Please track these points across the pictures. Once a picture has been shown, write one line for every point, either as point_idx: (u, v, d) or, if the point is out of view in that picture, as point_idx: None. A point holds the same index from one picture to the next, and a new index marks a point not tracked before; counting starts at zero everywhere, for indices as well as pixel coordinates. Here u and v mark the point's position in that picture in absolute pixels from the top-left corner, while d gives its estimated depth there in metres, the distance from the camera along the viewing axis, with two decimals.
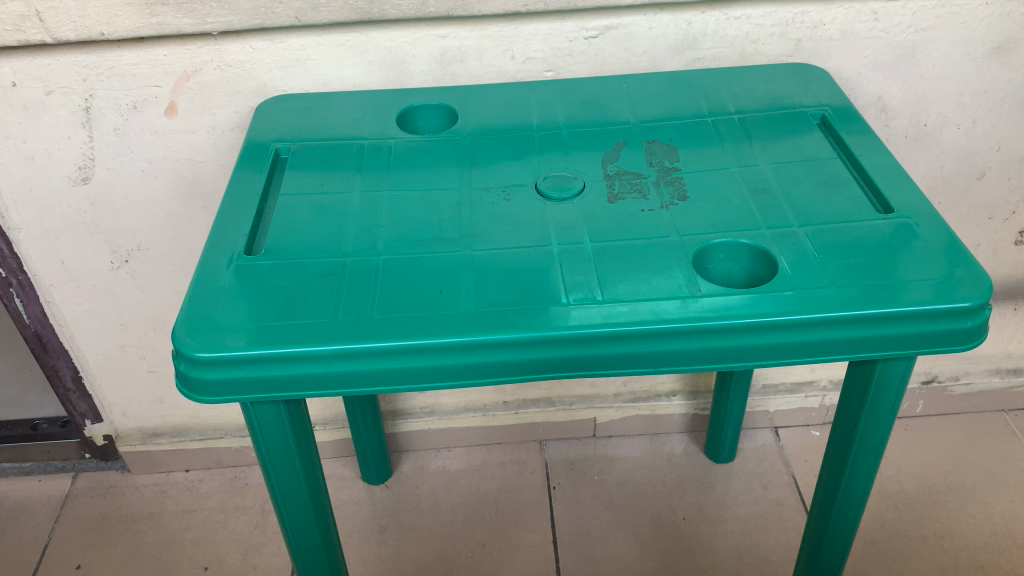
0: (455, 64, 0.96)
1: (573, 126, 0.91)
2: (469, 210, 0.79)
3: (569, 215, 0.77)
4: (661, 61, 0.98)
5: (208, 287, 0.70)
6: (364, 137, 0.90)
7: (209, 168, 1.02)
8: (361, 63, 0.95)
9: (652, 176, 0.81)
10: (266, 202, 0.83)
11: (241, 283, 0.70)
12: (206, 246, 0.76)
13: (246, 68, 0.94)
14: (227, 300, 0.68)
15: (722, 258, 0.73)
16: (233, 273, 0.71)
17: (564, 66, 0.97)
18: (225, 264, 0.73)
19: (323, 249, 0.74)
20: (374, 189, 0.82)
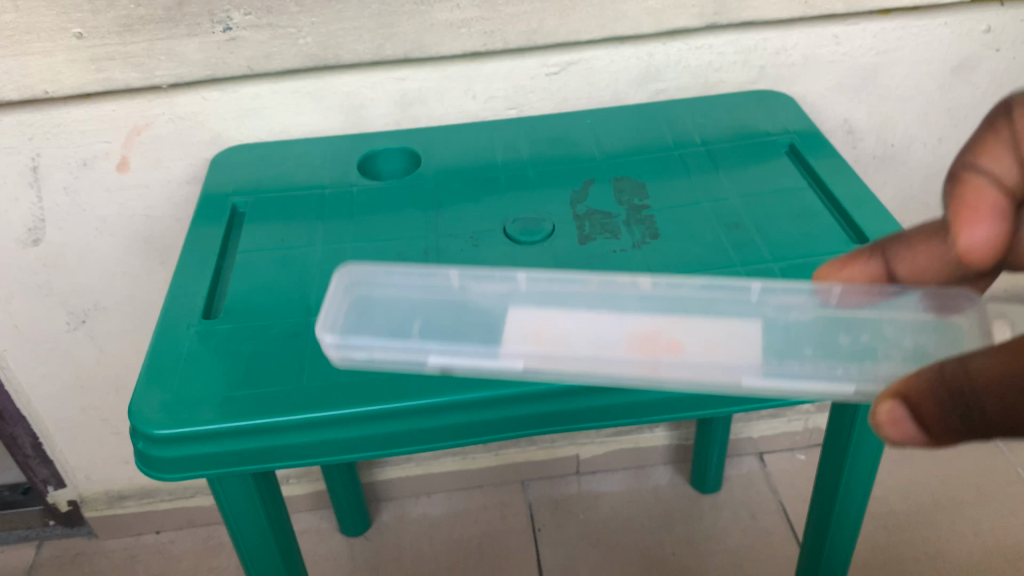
0: (416, 105, 0.93)
1: (539, 165, 0.88)
2: (437, 259, 0.76)
3: (540, 259, 0.75)
4: (625, 93, 0.96)
5: (165, 356, 0.66)
6: (327, 186, 0.87)
7: (166, 223, 0.99)
8: (318, 110, 0.92)
9: (622, 213, 0.79)
10: (224, 260, 0.79)
11: (200, 350, 0.66)
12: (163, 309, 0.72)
13: (199, 120, 0.91)
14: (187, 369, 0.65)
15: None
16: (191, 339, 0.68)
17: (527, 104, 0.95)
18: (182, 329, 0.69)
19: (286, 308, 0.70)
20: (336, 241, 0.79)
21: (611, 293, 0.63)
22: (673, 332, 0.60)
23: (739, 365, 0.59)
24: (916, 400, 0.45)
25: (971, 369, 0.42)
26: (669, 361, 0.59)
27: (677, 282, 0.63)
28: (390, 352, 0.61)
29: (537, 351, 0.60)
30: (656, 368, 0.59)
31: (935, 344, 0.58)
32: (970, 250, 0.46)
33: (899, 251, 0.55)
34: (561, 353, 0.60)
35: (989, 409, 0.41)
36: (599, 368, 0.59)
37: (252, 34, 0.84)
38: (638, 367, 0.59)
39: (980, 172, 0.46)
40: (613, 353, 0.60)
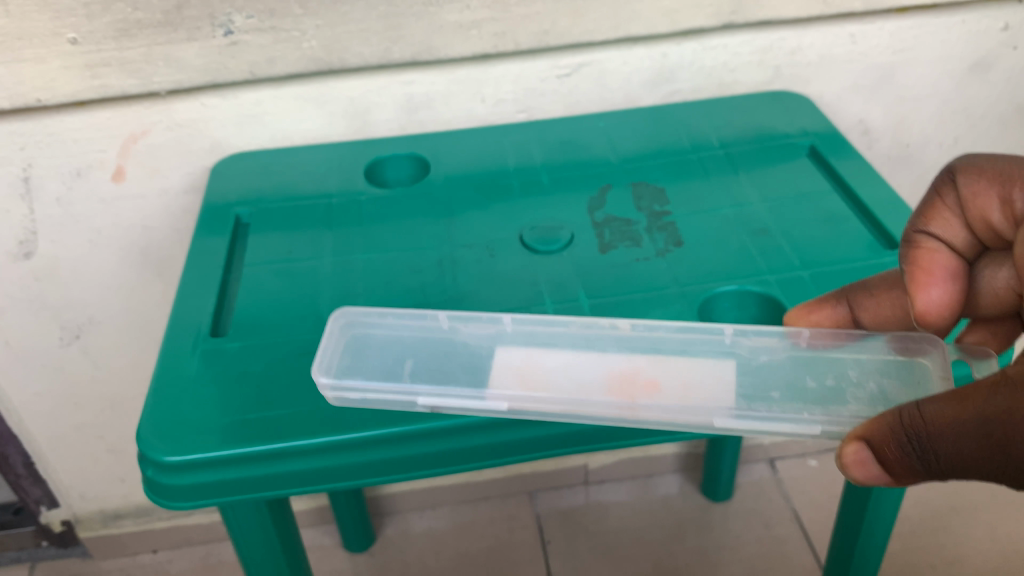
0: (423, 110, 0.90)
1: (552, 171, 0.86)
2: (452, 270, 0.73)
3: (560, 269, 0.72)
4: (638, 95, 0.93)
5: (171, 378, 0.62)
6: (334, 195, 0.84)
7: (163, 233, 0.96)
8: (322, 115, 0.89)
9: (643, 221, 0.77)
10: (229, 274, 0.76)
11: (209, 371, 0.63)
12: (168, 326, 0.69)
13: (198, 127, 0.88)
14: (195, 392, 0.61)
15: (728, 304, 0.69)
16: (199, 359, 0.64)
17: (537, 107, 0.92)
18: (189, 349, 0.66)
19: (297, 324, 0.67)
20: (346, 253, 0.76)
21: (593, 336, 0.63)
22: (653, 372, 0.60)
23: (710, 404, 0.57)
24: (877, 444, 0.50)
25: (927, 416, 0.47)
26: (647, 402, 0.58)
27: (655, 326, 0.62)
28: (387, 400, 0.59)
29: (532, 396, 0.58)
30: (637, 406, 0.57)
31: (899, 390, 0.57)
32: (926, 308, 0.57)
33: (862, 299, 0.61)
34: (548, 394, 0.58)
35: (943, 451, 0.47)
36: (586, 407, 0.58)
37: (253, 37, 0.80)
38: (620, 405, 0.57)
39: (931, 235, 0.58)
40: (595, 393, 0.58)
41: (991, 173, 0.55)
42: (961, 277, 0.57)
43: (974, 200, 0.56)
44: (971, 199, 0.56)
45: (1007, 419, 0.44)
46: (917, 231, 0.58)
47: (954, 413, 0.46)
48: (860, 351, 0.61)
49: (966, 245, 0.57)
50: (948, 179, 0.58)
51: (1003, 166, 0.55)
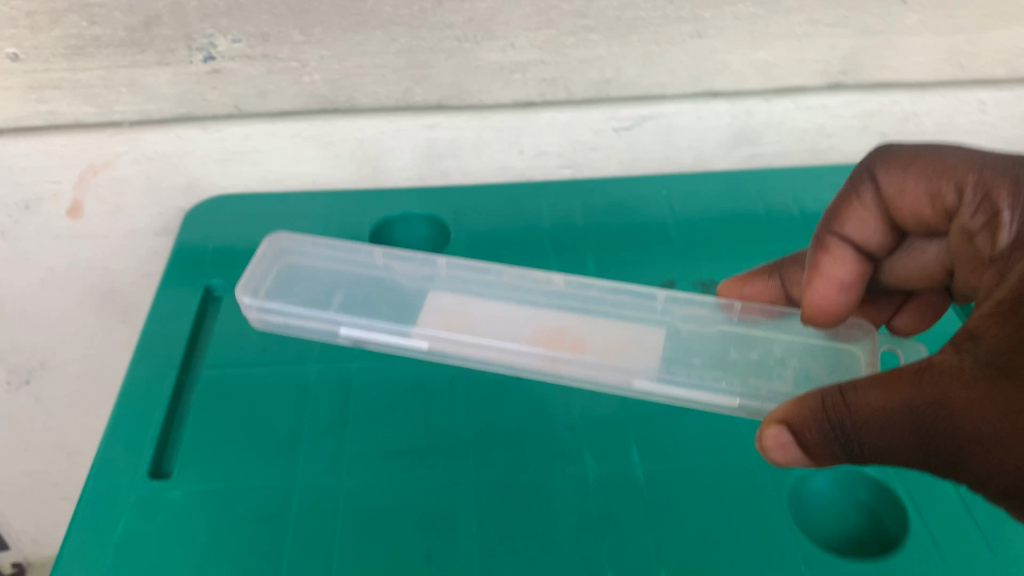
0: (447, 158, 0.74)
1: (599, 257, 0.70)
2: (466, 393, 0.58)
3: (605, 409, 0.57)
4: (711, 156, 0.76)
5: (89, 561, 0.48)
6: (330, 271, 0.68)
7: (128, 278, 0.81)
8: (324, 157, 0.73)
9: (719, 337, 0.61)
10: (189, 372, 0.61)
11: (138, 547, 0.49)
12: (94, 465, 0.54)
13: (172, 162, 0.71)
14: None
15: (823, 481, 0.53)
16: (125, 525, 0.50)
17: (585, 162, 0.76)
18: (114, 506, 0.51)
19: (261, 468, 0.53)
20: (338, 360, 0.60)
21: (524, 287, 0.64)
22: (580, 332, 0.60)
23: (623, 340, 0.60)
24: (797, 427, 0.44)
25: (849, 401, 0.41)
26: (569, 360, 0.59)
27: (586, 283, 0.63)
28: (309, 328, 0.62)
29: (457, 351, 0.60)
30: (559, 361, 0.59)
31: (823, 369, 0.57)
32: (815, 309, 0.56)
33: (794, 274, 0.60)
34: (472, 338, 0.61)
35: (867, 440, 0.40)
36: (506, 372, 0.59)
37: (240, 65, 0.64)
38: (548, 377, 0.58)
39: (843, 238, 0.55)
40: (519, 340, 0.60)
41: (928, 170, 0.49)
42: (864, 279, 0.55)
43: (903, 196, 0.51)
44: (896, 196, 0.52)
45: (937, 408, 0.37)
46: (829, 232, 0.55)
47: (878, 402, 0.40)
48: (792, 332, 0.60)
49: (878, 244, 0.55)
50: (867, 175, 0.53)
51: (926, 151, 0.50)
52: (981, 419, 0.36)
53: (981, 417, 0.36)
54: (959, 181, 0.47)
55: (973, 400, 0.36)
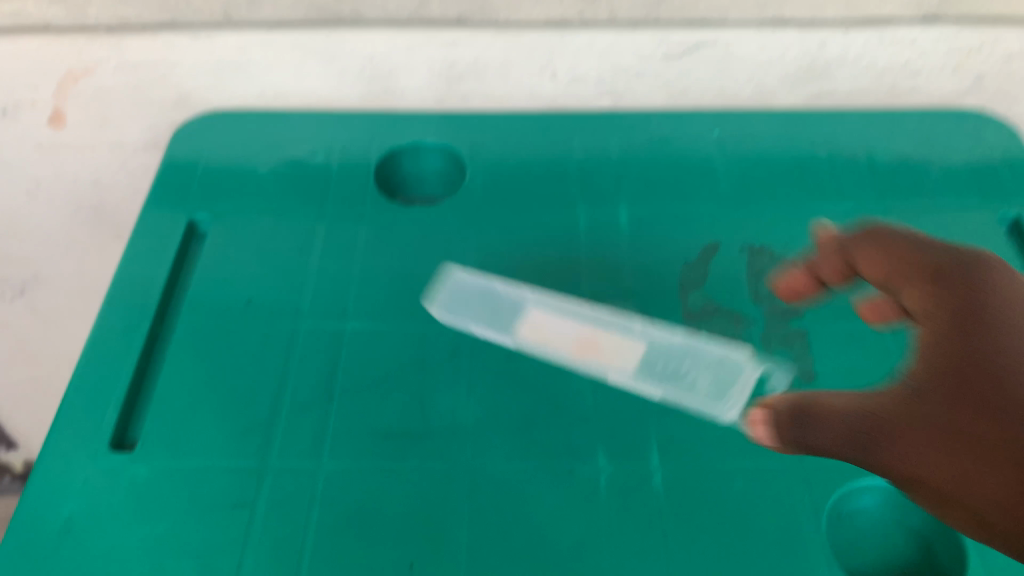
0: (468, 80, 0.65)
1: (634, 199, 0.61)
2: (471, 368, 0.50)
3: (630, 397, 0.49)
4: (772, 91, 0.66)
5: (40, 545, 0.43)
6: (327, 207, 0.60)
7: (121, 193, 0.74)
8: (329, 73, 0.64)
9: (760, 320, 0.52)
10: (164, 324, 0.55)
11: (92, 532, 0.43)
12: (51, 427, 0.48)
13: (161, 72, 0.63)
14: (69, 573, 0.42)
15: (871, 501, 0.46)
16: (81, 503, 0.44)
17: (627, 91, 0.66)
18: (69, 480, 0.45)
19: (235, 445, 0.47)
20: (328, 319, 0.53)
21: (561, 304, 0.54)
22: (597, 351, 0.51)
23: (652, 343, 0.51)
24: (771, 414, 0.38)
25: (827, 402, 0.35)
26: (557, 337, 0.52)
27: (604, 309, 0.53)
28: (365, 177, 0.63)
29: (524, 297, 0.54)
30: (595, 341, 0.51)
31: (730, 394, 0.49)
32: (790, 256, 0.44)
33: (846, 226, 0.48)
34: (504, 291, 0.55)
35: (813, 443, 0.35)
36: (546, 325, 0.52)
37: None
38: (578, 348, 0.51)
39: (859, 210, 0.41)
40: (528, 315, 0.53)
41: (882, 252, 0.38)
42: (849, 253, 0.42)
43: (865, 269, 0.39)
44: (864, 262, 0.39)
45: (884, 435, 0.32)
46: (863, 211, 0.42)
47: (860, 395, 0.34)
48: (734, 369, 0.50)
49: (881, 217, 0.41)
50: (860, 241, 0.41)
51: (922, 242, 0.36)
52: (933, 469, 0.30)
53: (920, 442, 0.31)
54: (924, 276, 0.34)
55: (925, 397, 0.31)
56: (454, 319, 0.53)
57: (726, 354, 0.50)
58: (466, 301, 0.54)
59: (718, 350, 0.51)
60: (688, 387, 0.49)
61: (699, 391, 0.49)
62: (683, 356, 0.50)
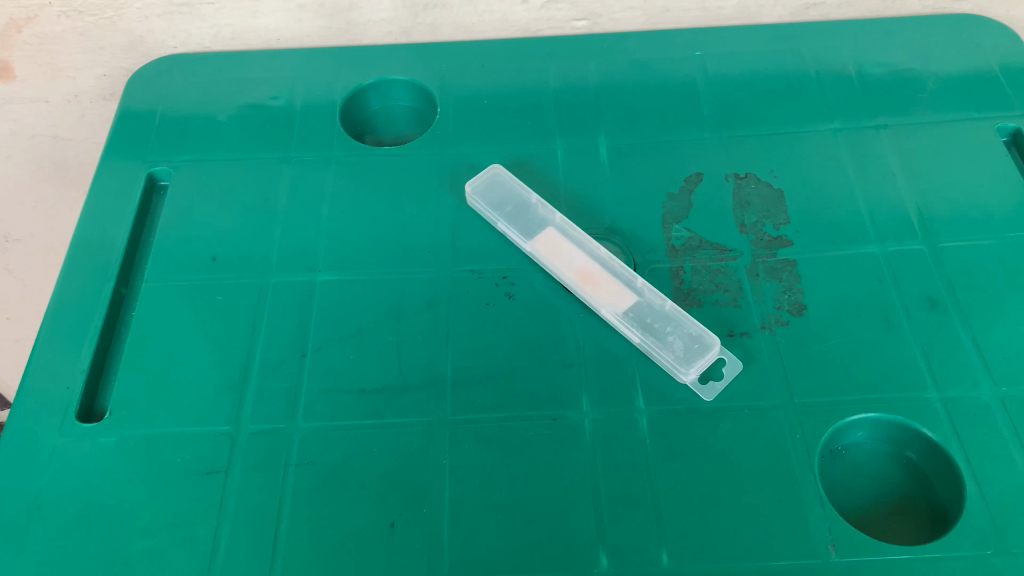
0: (435, 9, 0.61)
1: (614, 128, 0.58)
2: (448, 316, 0.48)
3: (614, 340, 0.47)
4: (757, 6, 0.62)
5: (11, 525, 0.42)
6: (292, 152, 0.57)
7: (83, 146, 0.71)
8: (286, 9, 0.60)
9: (745, 253, 0.50)
10: (130, 284, 0.52)
11: (64, 510, 0.42)
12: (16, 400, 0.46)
13: (108, 16, 0.59)
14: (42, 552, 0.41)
15: (864, 434, 0.45)
16: (51, 480, 0.43)
17: (604, 13, 0.62)
18: (39, 455, 0.44)
19: (206, 409, 0.45)
20: (297, 271, 0.51)
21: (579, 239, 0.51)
22: (591, 287, 0.48)
23: (645, 298, 0.48)
24: None
25: None
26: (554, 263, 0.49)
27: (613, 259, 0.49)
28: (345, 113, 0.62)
29: (553, 220, 0.52)
30: (598, 277, 0.49)
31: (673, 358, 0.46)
32: None
33: None
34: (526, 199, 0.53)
35: None
36: (559, 248, 0.50)
37: None
38: (580, 276, 0.49)
39: None
40: (537, 233, 0.51)
41: None
42: None
43: None
44: None
45: None
46: None
47: None
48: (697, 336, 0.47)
49: None
50: None
51: None
52: None
53: None
54: None
55: None
56: (485, 210, 0.53)
57: (704, 330, 0.46)
58: (501, 199, 0.53)
59: (699, 324, 0.46)
60: (664, 343, 0.46)
61: (672, 348, 0.45)
62: (668, 319, 0.47)
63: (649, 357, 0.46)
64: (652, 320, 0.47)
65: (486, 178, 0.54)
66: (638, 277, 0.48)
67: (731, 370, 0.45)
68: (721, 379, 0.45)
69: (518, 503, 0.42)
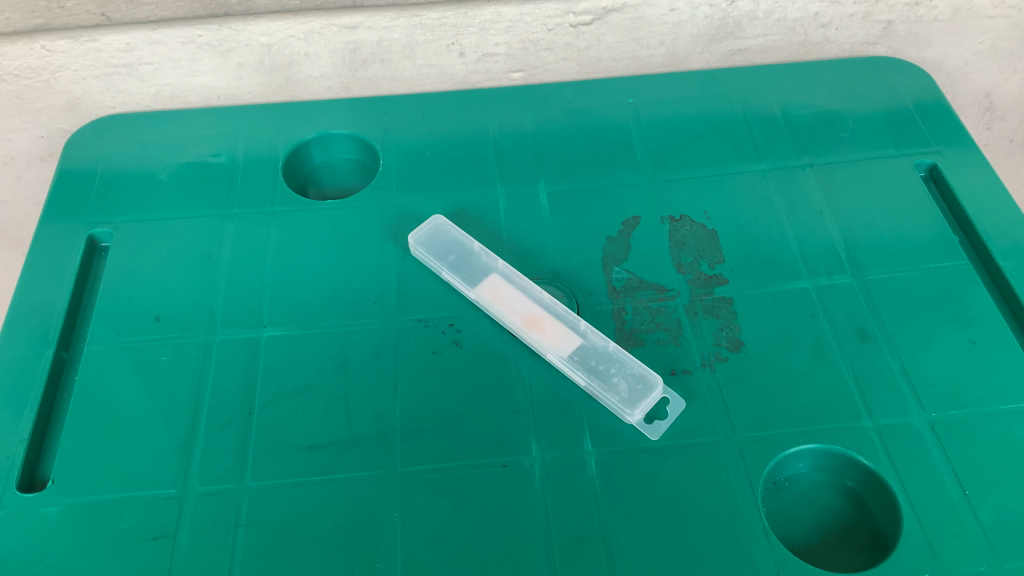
0: (373, 64, 0.63)
1: (554, 175, 0.59)
2: (396, 367, 0.49)
3: (559, 383, 0.48)
4: (685, 53, 0.65)
5: None
6: (234, 209, 0.57)
7: (22, 208, 0.71)
8: (225, 67, 0.61)
9: (684, 292, 0.52)
10: (71, 348, 0.51)
11: None
12: None
13: (44, 79, 0.59)
14: None
15: (804, 465, 0.46)
16: None
17: (539, 64, 0.64)
18: None
19: (152, 472, 0.45)
20: (242, 327, 0.51)
21: (519, 286, 0.52)
22: (534, 331, 0.49)
23: (588, 340, 0.49)
24: None
25: None
26: (497, 310, 0.50)
27: (556, 304, 0.50)
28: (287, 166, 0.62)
29: (496, 266, 0.53)
30: (542, 321, 0.50)
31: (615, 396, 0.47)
32: None
33: None
34: (467, 248, 0.54)
35: None
36: (503, 294, 0.51)
37: None
38: (525, 322, 0.50)
39: None
40: (479, 282, 0.52)
41: None
42: None
43: None
44: None
45: None
46: None
47: None
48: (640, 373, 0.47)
49: None
50: None
51: None
52: None
53: None
54: None
55: None
56: (429, 259, 0.53)
57: (647, 370, 0.47)
58: (444, 248, 0.54)
59: (642, 365, 0.48)
60: (608, 385, 0.47)
61: (616, 389, 0.47)
62: (612, 361, 0.48)
63: (594, 398, 0.47)
64: (597, 362, 0.48)
65: (427, 230, 0.55)
66: (581, 320, 0.49)
67: (675, 409, 0.47)
68: (664, 419, 0.46)
69: (471, 552, 0.42)
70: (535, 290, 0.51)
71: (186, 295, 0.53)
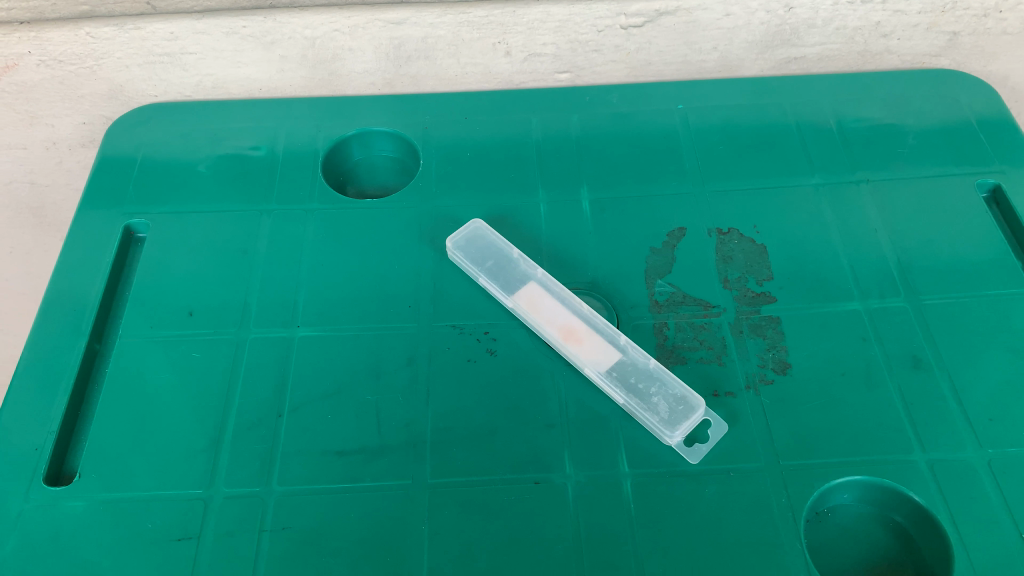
0: (418, 61, 0.61)
1: (597, 181, 0.58)
2: (429, 374, 0.47)
3: (595, 399, 0.47)
4: (738, 59, 0.63)
5: None
6: (271, 204, 0.57)
7: (61, 192, 0.72)
8: (269, 59, 0.60)
9: (729, 309, 0.50)
10: (103, 339, 0.51)
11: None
12: None
13: (88, 65, 0.59)
14: None
15: (849, 497, 0.44)
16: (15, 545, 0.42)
17: (587, 65, 0.63)
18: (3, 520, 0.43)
19: (180, 471, 0.44)
20: (274, 327, 0.50)
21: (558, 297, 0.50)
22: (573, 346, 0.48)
23: (628, 355, 0.47)
24: None
25: None
26: (535, 323, 0.49)
27: (595, 317, 0.49)
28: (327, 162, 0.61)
29: (535, 274, 0.51)
30: (581, 334, 0.48)
31: None
32: None
33: None
34: (505, 254, 0.53)
35: None
36: (541, 303, 0.50)
37: None
38: (563, 333, 0.48)
39: None
40: (516, 292, 0.50)
41: None
42: None
43: None
44: None
45: None
46: None
47: None
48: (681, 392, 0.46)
49: None
50: None
51: None
52: None
53: None
54: None
55: None
56: (466, 265, 0.52)
57: (688, 391, 0.45)
58: (482, 254, 0.53)
59: (684, 384, 0.46)
60: (647, 404, 0.45)
61: (656, 410, 0.45)
62: (652, 379, 0.46)
63: (632, 417, 0.46)
64: (636, 380, 0.46)
65: (465, 234, 0.54)
66: (621, 334, 0.48)
67: (716, 432, 0.45)
68: (704, 442, 0.45)
69: (499, 570, 0.41)
70: (575, 303, 0.49)
71: (220, 291, 0.52)
